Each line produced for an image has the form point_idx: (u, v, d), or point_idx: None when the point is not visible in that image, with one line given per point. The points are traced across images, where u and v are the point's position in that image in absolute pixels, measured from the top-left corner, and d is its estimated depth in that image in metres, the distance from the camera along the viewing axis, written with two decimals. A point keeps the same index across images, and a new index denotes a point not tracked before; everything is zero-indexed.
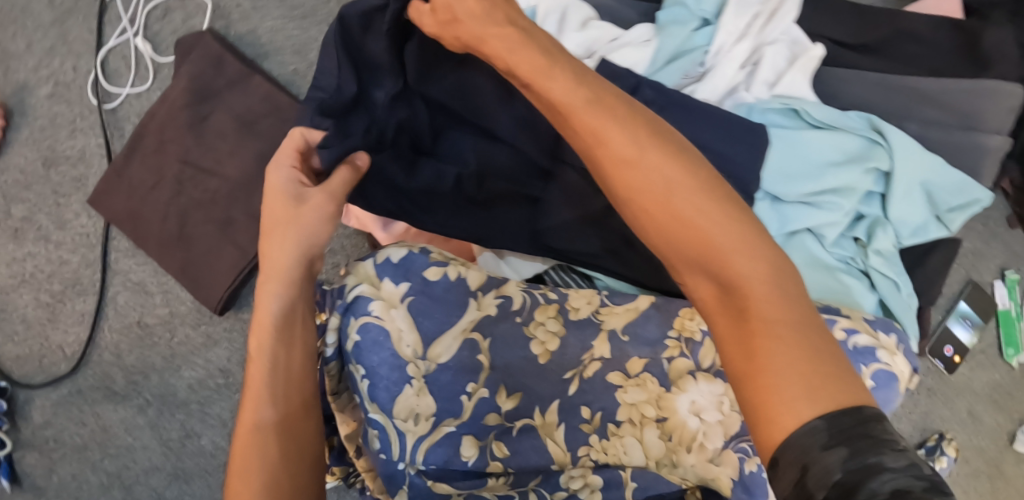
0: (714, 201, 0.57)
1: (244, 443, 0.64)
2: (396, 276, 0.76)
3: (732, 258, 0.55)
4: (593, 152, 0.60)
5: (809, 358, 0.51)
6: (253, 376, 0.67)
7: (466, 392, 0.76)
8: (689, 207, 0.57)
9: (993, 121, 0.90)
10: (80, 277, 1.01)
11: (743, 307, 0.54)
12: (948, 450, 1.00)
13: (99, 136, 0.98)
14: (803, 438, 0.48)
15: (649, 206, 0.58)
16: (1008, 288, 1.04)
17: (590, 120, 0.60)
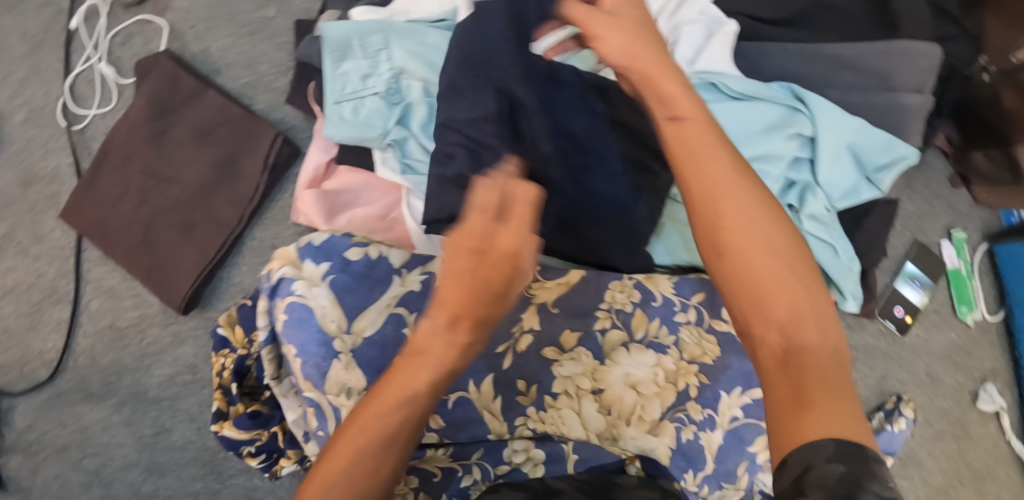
0: (783, 253, 0.62)
1: (342, 458, 0.60)
2: (317, 256, 0.76)
3: (806, 326, 0.60)
4: (707, 202, 0.65)
5: (847, 414, 0.56)
6: (361, 421, 0.61)
7: (395, 367, 0.76)
8: (764, 247, 0.62)
9: (910, 81, 0.93)
10: (57, 286, 1.01)
11: (801, 367, 0.59)
12: (906, 411, 1.00)
13: (69, 156, 1.02)
14: (814, 448, 0.53)
15: (751, 260, 0.62)
16: (954, 246, 1.05)
17: (714, 176, 0.65)
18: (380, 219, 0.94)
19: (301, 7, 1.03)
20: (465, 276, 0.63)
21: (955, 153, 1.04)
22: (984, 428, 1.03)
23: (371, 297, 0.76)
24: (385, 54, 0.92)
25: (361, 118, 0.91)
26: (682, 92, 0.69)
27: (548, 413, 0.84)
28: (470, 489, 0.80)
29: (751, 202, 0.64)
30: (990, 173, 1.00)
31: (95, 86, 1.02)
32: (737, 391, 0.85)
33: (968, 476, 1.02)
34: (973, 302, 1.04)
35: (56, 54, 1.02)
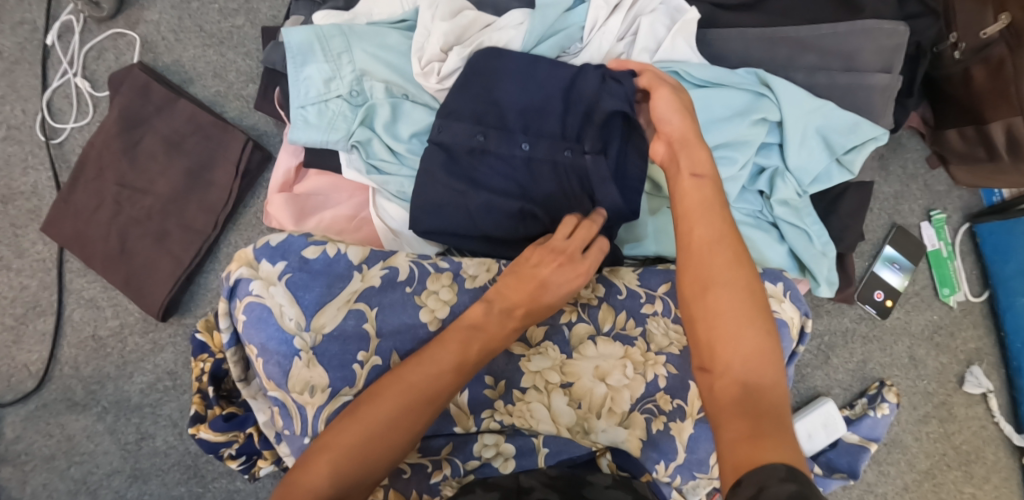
0: (757, 308, 0.64)
1: (370, 420, 0.66)
2: (273, 256, 0.77)
3: (769, 370, 0.62)
4: (704, 244, 0.68)
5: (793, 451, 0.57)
6: (414, 375, 0.69)
7: (358, 361, 0.75)
8: (740, 300, 0.64)
9: (875, 61, 0.93)
10: (40, 299, 1.03)
11: (759, 405, 0.60)
12: (889, 396, 0.99)
13: (47, 171, 1.03)
14: (767, 470, 0.54)
15: (730, 300, 0.65)
16: (934, 228, 1.04)
17: (712, 224, 0.68)
18: (347, 220, 0.96)
19: (268, 14, 1.05)
20: (538, 267, 0.77)
21: (931, 133, 1.02)
22: (970, 410, 1.02)
23: (332, 293, 0.77)
24: (347, 56, 0.92)
25: (325, 121, 0.92)
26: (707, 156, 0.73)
27: (517, 406, 0.83)
28: (441, 485, 0.81)
29: (732, 256, 0.66)
30: (964, 150, 0.98)
31: (71, 101, 1.04)
32: None
33: (954, 458, 1.02)
34: (955, 284, 1.03)
35: (31, 71, 1.04)
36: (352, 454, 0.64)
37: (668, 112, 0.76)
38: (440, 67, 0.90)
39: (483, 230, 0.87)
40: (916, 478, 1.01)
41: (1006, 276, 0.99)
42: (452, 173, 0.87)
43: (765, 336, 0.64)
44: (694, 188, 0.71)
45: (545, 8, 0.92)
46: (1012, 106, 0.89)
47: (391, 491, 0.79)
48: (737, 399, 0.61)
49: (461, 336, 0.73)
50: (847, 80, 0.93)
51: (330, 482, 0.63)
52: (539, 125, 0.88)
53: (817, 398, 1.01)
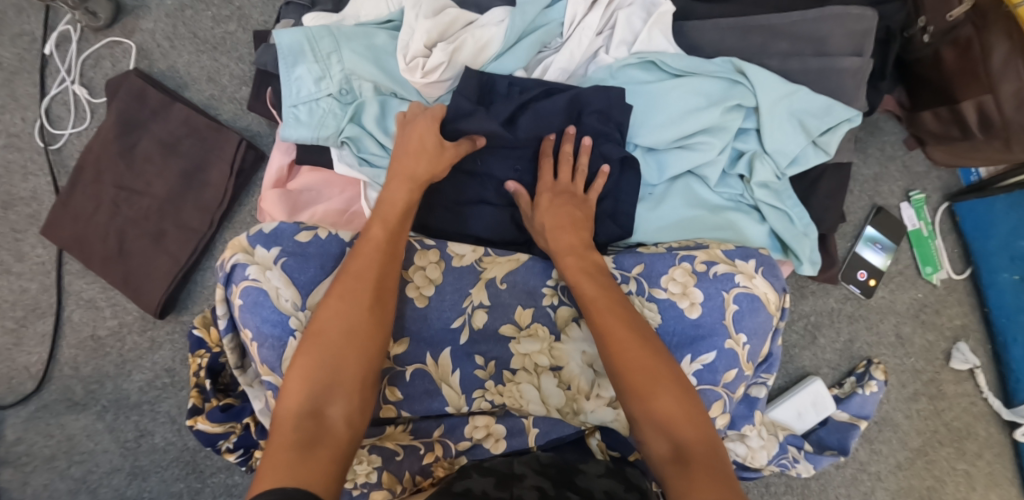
0: (677, 382, 0.72)
1: (316, 324, 0.72)
2: (267, 242, 0.78)
3: (693, 435, 0.69)
4: (607, 339, 0.75)
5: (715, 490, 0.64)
6: (348, 277, 0.75)
7: None
8: (657, 374, 0.72)
9: (846, 44, 0.95)
10: (39, 301, 1.05)
11: (687, 459, 0.68)
12: (877, 373, 1.00)
13: (47, 176, 1.06)
14: None
15: (641, 381, 0.72)
16: (914, 208, 1.05)
17: (611, 324, 0.76)
18: (339, 213, 0.97)
19: (259, 20, 1.08)
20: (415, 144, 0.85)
21: (906, 116, 1.05)
22: (959, 386, 1.03)
23: (325, 273, 0.78)
24: (336, 56, 0.93)
25: (316, 119, 0.94)
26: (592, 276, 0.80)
27: (507, 386, 0.85)
28: (433, 467, 0.82)
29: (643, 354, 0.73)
30: (940, 131, 1.01)
31: (70, 107, 1.07)
32: (686, 360, 0.82)
33: (946, 435, 1.03)
34: (938, 262, 1.04)
35: (30, 80, 1.07)
36: (319, 368, 0.70)
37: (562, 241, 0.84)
38: (425, 62, 0.90)
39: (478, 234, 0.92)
40: (909, 456, 1.03)
41: (987, 252, 1.01)
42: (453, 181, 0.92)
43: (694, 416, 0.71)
44: (593, 295, 0.79)
45: (525, 5, 0.92)
46: (981, 84, 0.92)
47: (384, 473, 0.80)
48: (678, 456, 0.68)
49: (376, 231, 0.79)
50: (820, 64, 0.96)
51: (307, 396, 0.69)
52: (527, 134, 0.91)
53: (806, 378, 1.02)
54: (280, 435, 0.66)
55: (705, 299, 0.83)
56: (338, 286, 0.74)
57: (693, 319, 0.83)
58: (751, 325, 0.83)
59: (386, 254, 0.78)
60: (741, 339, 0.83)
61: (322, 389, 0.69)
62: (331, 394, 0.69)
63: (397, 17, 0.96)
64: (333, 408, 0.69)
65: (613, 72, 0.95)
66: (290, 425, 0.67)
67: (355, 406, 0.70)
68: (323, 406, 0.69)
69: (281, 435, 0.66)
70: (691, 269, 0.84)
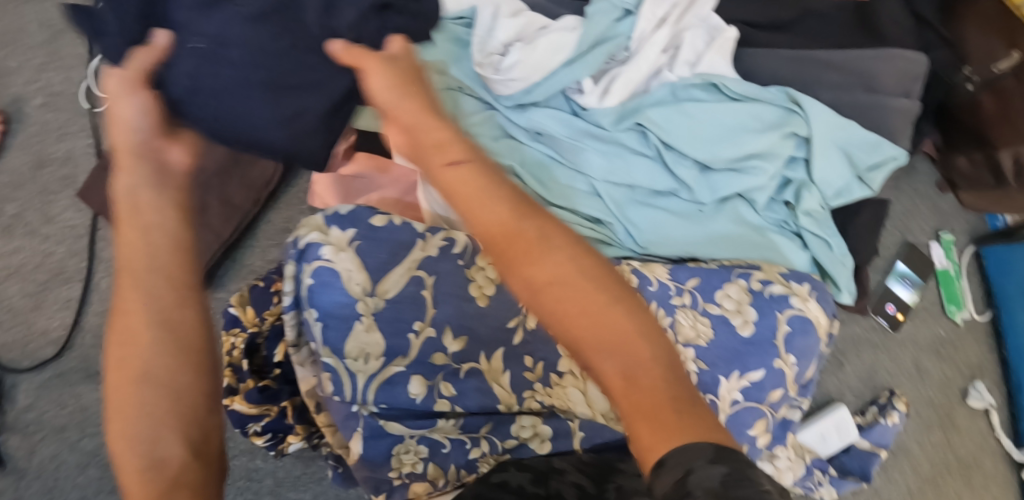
0: (588, 281, 0.59)
1: (115, 388, 0.55)
2: (343, 223, 0.81)
3: (628, 350, 0.57)
4: (506, 246, 0.60)
5: (666, 412, 0.54)
6: (124, 305, 0.56)
7: (413, 331, 0.80)
8: (568, 281, 0.58)
9: (895, 84, 0.99)
10: (66, 266, 1.02)
11: (632, 385, 0.55)
12: (899, 405, 1.03)
13: (87, 138, 1.04)
14: (689, 453, 0.51)
15: (555, 296, 0.58)
16: (942, 247, 1.09)
17: (510, 224, 0.61)
18: (394, 201, 0.94)
19: None
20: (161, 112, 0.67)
21: (941, 157, 1.09)
22: (972, 421, 1.07)
23: (393, 261, 0.81)
24: None
25: None
26: (453, 138, 0.66)
27: (555, 389, 0.85)
28: (479, 461, 0.82)
29: (538, 231, 0.61)
30: (971, 174, 1.05)
31: None
32: (735, 375, 0.83)
33: (956, 465, 1.05)
34: (962, 302, 1.08)
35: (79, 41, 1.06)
36: (141, 422, 0.54)
37: (413, 113, 0.68)
38: (499, 60, 0.92)
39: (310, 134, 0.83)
40: (921, 485, 1.04)
41: (1008, 294, 1.05)
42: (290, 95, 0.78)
43: (605, 298, 0.58)
44: (441, 158, 0.65)
45: (595, 16, 0.95)
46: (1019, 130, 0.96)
47: (430, 465, 0.81)
48: (597, 347, 0.57)
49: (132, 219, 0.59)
50: (869, 100, 0.99)
51: (138, 432, 0.54)
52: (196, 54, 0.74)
53: (831, 404, 1.04)
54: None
55: (759, 317, 0.85)
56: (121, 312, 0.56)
57: (745, 336, 0.85)
58: (802, 347, 0.86)
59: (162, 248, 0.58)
60: (790, 360, 0.85)
61: (176, 416, 0.54)
62: (169, 424, 0.54)
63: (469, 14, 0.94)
64: (168, 437, 0.54)
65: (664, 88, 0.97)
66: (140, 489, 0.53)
67: (199, 431, 0.55)
68: (155, 435, 0.54)
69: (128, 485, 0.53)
70: (747, 287, 0.87)
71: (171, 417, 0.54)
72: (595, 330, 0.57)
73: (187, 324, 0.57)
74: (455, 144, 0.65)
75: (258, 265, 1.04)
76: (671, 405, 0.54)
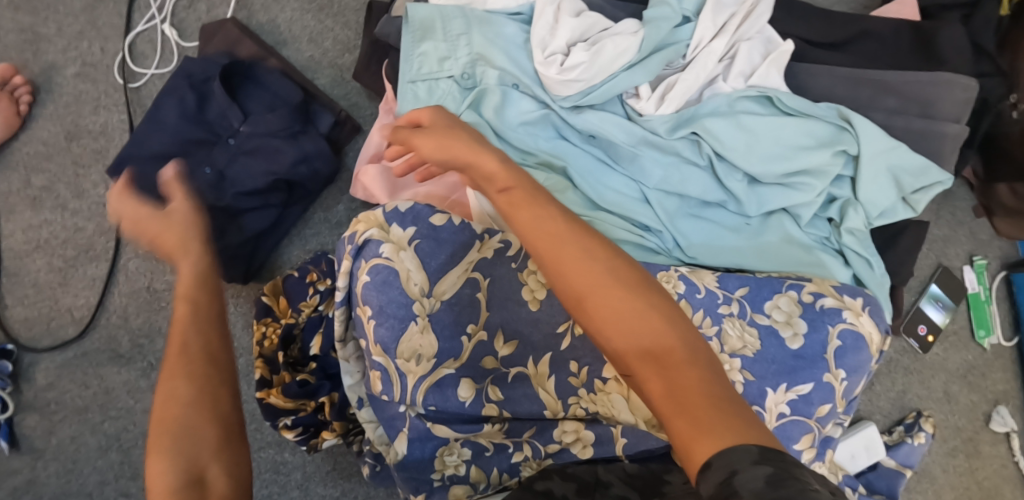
0: (630, 282, 0.57)
1: (157, 408, 0.56)
2: (403, 221, 0.79)
3: (669, 348, 0.55)
4: (545, 248, 0.59)
5: (710, 412, 0.52)
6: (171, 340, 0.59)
7: (466, 333, 0.79)
8: (606, 278, 0.57)
9: (950, 110, 0.98)
10: (94, 243, 0.99)
11: (678, 389, 0.53)
12: (926, 426, 1.04)
13: (120, 112, 1.00)
14: (736, 453, 0.49)
15: (593, 298, 0.57)
16: (975, 272, 1.10)
17: (545, 227, 0.59)
18: (442, 198, 0.91)
19: None
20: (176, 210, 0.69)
21: (981, 185, 1.09)
22: (994, 448, 1.08)
23: (450, 261, 0.79)
24: (464, 38, 0.91)
25: (434, 98, 0.91)
26: (492, 157, 0.65)
27: (598, 395, 0.81)
28: (521, 466, 0.81)
29: (578, 243, 0.58)
30: (1014, 205, 1.06)
31: (155, 46, 1.01)
32: (783, 388, 0.83)
33: (977, 492, 1.07)
34: (992, 327, 1.09)
35: (116, 11, 1.02)
36: (171, 466, 0.54)
37: (438, 145, 0.68)
38: (562, 59, 0.90)
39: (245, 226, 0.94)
40: None
41: None
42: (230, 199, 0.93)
43: (650, 307, 0.56)
44: (500, 186, 0.63)
45: (659, 21, 0.93)
46: None
47: (473, 467, 0.80)
48: (641, 357, 0.55)
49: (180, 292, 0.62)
50: (921, 126, 0.98)
51: (170, 472, 0.54)
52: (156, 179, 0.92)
53: (860, 422, 1.05)
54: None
55: (809, 331, 0.85)
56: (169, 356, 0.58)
57: (794, 349, 0.85)
58: (853, 363, 0.85)
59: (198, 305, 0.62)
60: (840, 375, 0.85)
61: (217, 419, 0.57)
62: (208, 421, 0.57)
63: (527, 11, 0.94)
64: (212, 467, 0.55)
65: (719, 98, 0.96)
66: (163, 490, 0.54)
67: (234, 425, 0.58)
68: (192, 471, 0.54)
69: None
70: (797, 299, 0.87)
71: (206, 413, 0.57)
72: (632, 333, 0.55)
73: (212, 376, 0.58)
74: (502, 170, 0.64)
75: (298, 258, 1.01)
76: (715, 406, 0.52)
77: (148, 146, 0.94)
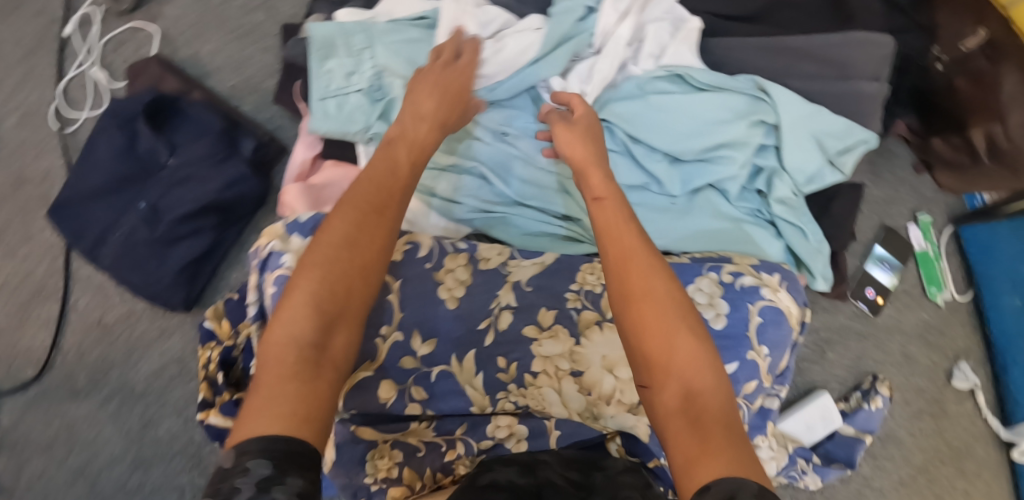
0: (682, 311, 0.64)
1: (313, 242, 0.68)
2: (303, 231, 0.79)
3: (696, 375, 0.62)
4: (620, 259, 0.68)
5: (720, 441, 0.57)
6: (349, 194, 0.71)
7: (380, 335, 0.80)
8: (663, 296, 0.65)
9: (866, 68, 0.97)
10: (46, 285, 1.03)
11: (697, 410, 0.60)
12: (882, 389, 1.02)
13: (60, 157, 1.04)
14: (738, 478, 0.54)
15: (645, 311, 0.64)
16: (920, 229, 1.09)
17: (623, 244, 0.69)
18: None
19: (288, 13, 1.08)
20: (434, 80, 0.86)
21: (918, 141, 1.08)
22: (960, 406, 1.06)
23: None
24: (368, 52, 0.94)
25: (345, 114, 0.93)
26: (602, 180, 0.77)
27: (529, 389, 0.83)
28: (453, 465, 0.81)
29: (650, 262, 0.67)
30: (951, 158, 1.04)
31: (87, 90, 1.05)
32: None
33: (947, 453, 1.05)
34: (942, 283, 1.08)
35: (48, 60, 1.06)
36: (313, 316, 0.63)
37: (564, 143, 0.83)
38: None
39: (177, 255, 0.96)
40: (913, 473, 1.04)
41: (990, 276, 1.05)
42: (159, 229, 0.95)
43: (695, 339, 0.63)
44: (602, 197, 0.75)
45: (560, 15, 0.96)
46: (992, 113, 0.95)
47: (406, 469, 0.79)
48: (671, 371, 0.62)
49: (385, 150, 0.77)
50: (840, 88, 0.98)
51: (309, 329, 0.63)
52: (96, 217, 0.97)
53: (815, 391, 1.04)
54: (268, 415, 0.57)
55: (731, 310, 0.84)
56: (343, 205, 0.70)
57: (718, 329, 0.84)
58: (775, 338, 0.85)
59: (399, 178, 0.75)
60: (763, 351, 0.84)
61: (344, 300, 0.65)
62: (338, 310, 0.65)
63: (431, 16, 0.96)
64: (337, 336, 0.64)
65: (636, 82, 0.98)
66: (283, 345, 0.62)
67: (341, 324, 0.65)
68: (326, 335, 0.63)
69: (273, 363, 0.61)
70: (718, 280, 0.86)
71: (342, 285, 0.66)
72: (669, 354, 0.62)
73: (370, 254, 0.68)
74: (603, 185, 0.76)
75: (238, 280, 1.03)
76: (728, 439, 0.58)
77: (83, 186, 0.97)
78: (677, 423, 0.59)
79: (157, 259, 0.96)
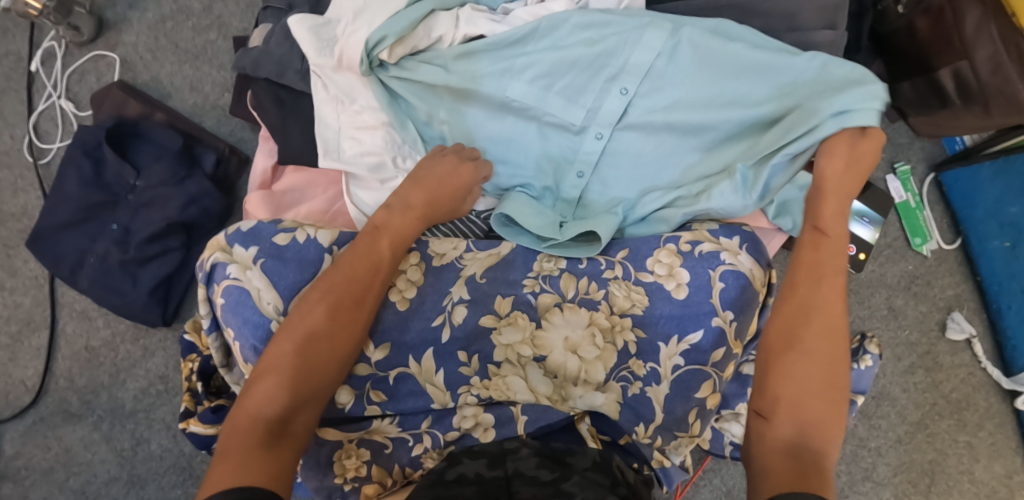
0: (830, 376, 0.68)
1: (294, 316, 0.74)
2: (245, 242, 0.82)
3: (811, 430, 0.65)
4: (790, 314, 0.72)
5: (799, 476, 0.61)
6: (329, 282, 0.76)
7: None
8: (820, 364, 0.68)
9: (819, 19, 0.92)
10: (33, 315, 1.06)
11: (800, 461, 0.63)
12: (871, 347, 0.96)
13: (36, 190, 1.07)
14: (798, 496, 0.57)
15: (786, 382, 0.68)
16: (900, 180, 1.06)
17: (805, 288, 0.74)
18: (322, 212, 0.96)
19: (238, 27, 1.11)
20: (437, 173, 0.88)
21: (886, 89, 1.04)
22: (956, 357, 1.03)
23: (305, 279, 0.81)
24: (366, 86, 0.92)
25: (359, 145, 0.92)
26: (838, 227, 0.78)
27: (493, 380, 0.84)
28: (422, 458, 0.83)
29: (825, 320, 0.71)
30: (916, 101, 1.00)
31: (57, 122, 1.08)
32: (675, 340, 0.84)
33: (945, 407, 1.02)
34: (927, 233, 1.05)
35: (18, 97, 1.09)
36: (280, 388, 0.70)
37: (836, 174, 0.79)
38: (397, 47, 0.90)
39: (151, 276, 0.99)
40: (909, 430, 1.02)
41: (976, 220, 1.01)
42: (129, 253, 0.98)
43: (826, 401, 0.67)
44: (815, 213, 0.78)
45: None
46: (955, 50, 0.91)
47: (374, 467, 0.81)
48: (784, 437, 0.65)
49: (368, 239, 0.81)
50: (793, 40, 0.92)
51: (268, 412, 0.68)
52: (70, 247, 0.99)
53: None
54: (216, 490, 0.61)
55: (691, 278, 0.86)
56: (320, 294, 0.75)
57: (682, 299, 0.85)
58: (737, 302, 0.85)
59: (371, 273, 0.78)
60: (729, 316, 0.84)
61: (309, 396, 0.71)
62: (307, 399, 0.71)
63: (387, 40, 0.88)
64: (301, 416, 0.70)
65: (790, 51, 0.85)
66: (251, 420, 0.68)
67: (299, 407, 0.70)
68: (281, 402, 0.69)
69: (239, 433, 0.67)
70: (676, 249, 0.87)
71: (301, 373, 0.71)
72: (797, 395, 0.67)
73: (339, 347, 0.74)
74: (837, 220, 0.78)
75: None
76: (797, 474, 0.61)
77: (54, 219, 0.99)
78: (776, 471, 0.62)
79: (128, 283, 0.98)
